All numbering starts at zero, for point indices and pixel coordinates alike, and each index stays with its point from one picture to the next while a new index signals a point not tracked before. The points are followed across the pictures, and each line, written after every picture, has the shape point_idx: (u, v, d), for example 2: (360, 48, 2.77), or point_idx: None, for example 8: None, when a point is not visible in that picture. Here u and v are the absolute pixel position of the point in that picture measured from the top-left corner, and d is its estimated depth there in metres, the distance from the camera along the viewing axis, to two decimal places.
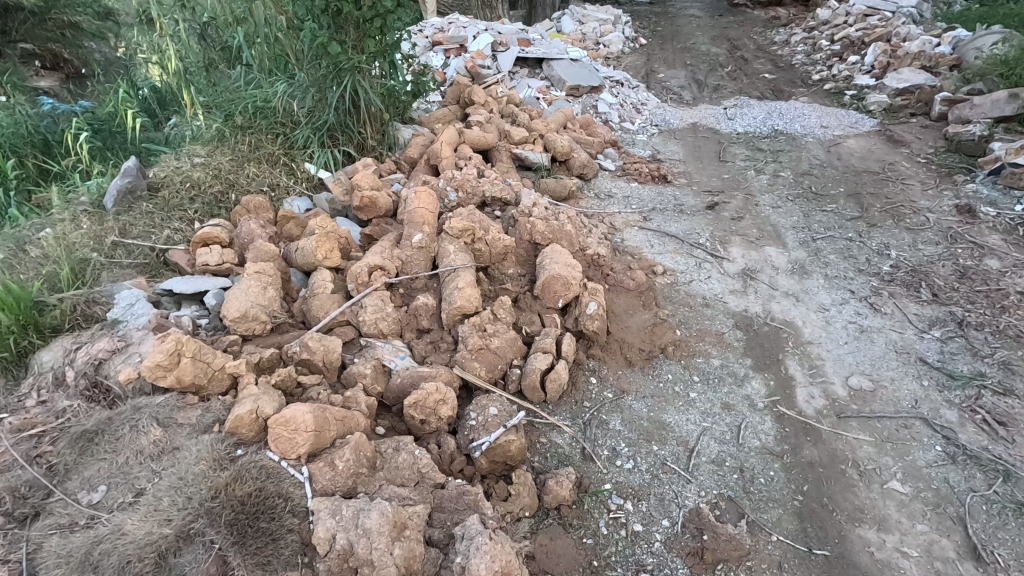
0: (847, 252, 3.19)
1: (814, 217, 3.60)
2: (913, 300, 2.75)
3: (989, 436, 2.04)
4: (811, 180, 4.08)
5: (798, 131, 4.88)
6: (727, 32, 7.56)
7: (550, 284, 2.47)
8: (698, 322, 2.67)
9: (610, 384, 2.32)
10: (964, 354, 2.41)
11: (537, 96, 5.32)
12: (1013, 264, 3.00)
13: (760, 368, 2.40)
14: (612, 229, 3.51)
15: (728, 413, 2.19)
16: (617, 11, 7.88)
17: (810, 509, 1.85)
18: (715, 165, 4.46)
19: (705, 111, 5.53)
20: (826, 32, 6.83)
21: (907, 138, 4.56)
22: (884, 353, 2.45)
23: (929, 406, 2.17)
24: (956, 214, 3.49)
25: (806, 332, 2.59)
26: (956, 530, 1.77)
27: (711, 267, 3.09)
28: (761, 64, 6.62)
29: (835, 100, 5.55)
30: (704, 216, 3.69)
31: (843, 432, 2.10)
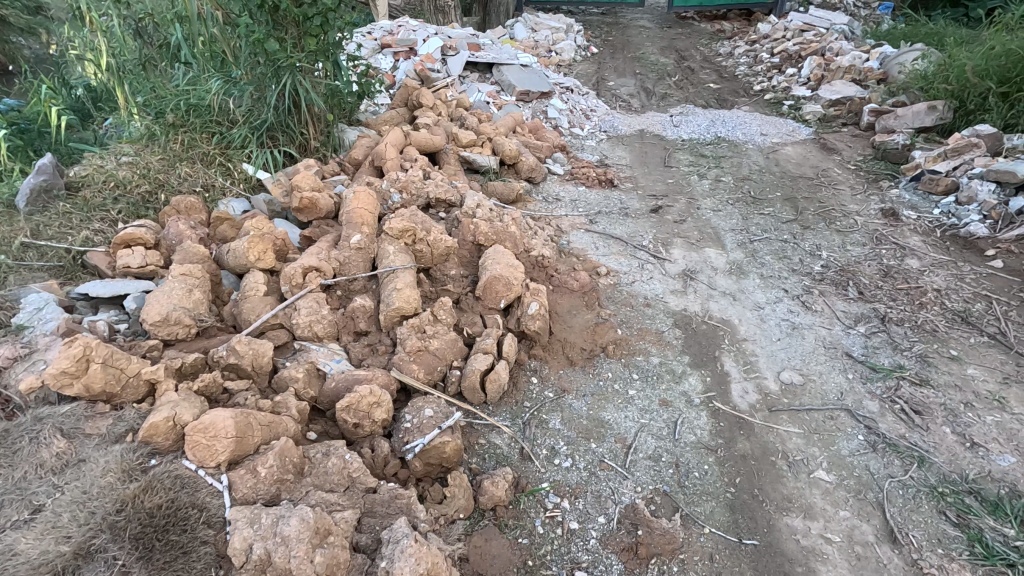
0: (782, 253, 3.31)
1: (752, 220, 3.73)
2: (841, 298, 2.88)
3: (907, 425, 2.14)
4: (750, 185, 4.23)
5: (739, 138, 5.07)
6: (675, 43, 7.78)
7: (491, 284, 2.46)
8: (638, 321, 2.72)
9: (551, 384, 2.32)
10: (885, 348, 2.53)
11: (487, 100, 5.34)
12: (932, 264, 3.17)
13: (696, 365, 2.46)
14: (558, 231, 3.55)
15: (666, 409, 2.23)
16: (569, 20, 8.01)
17: (741, 500, 1.90)
18: (660, 170, 4.57)
19: (652, 118, 5.68)
20: (767, 45, 7.12)
21: (839, 146, 4.78)
22: (813, 348, 2.54)
23: (852, 397, 2.27)
24: (881, 217, 3.68)
25: (741, 329, 2.67)
26: (875, 515, 1.84)
27: (653, 268, 3.16)
28: (706, 74, 6.84)
29: (774, 109, 5.80)
30: (648, 219, 3.77)
31: (774, 425, 2.16)
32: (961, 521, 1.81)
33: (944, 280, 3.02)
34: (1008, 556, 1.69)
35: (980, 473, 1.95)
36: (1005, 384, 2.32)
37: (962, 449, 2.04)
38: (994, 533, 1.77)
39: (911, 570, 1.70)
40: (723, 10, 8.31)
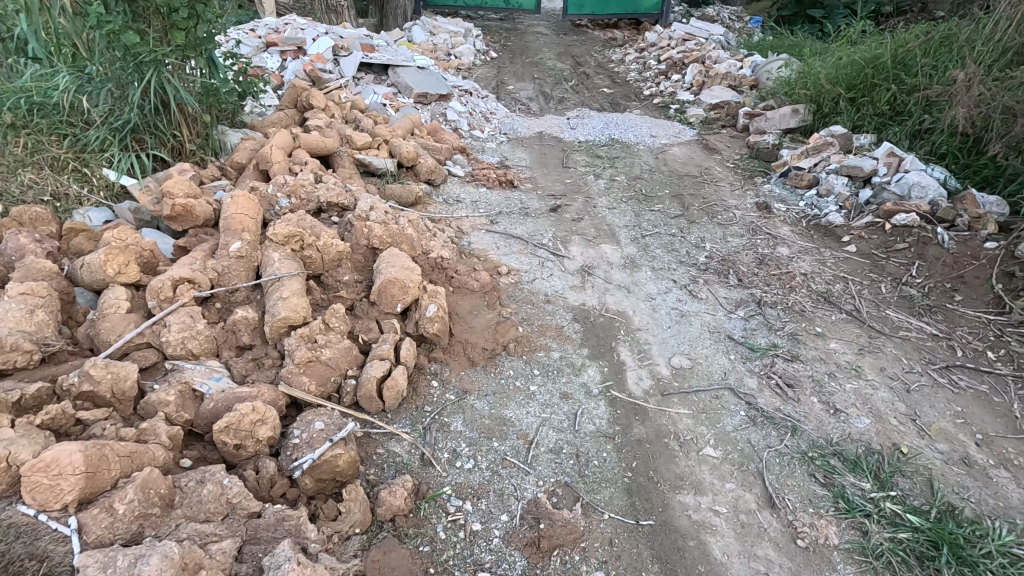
0: (672, 246, 3.51)
1: (644, 216, 3.92)
2: (723, 285, 3.09)
3: (781, 398, 2.33)
4: (642, 183, 4.45)
5: (632, 139, 5.33)
6: (571, 49, 8.03)
7: (387, 288, 2.39)
8: (539, 318, 2.76)
9: (453, 386, 2.29)
10: (762, 329, 2.74)
11: (384, 102, 5.21)
12: (800, 251, 3.49)
13: (595, 356, 2.54)
14: (459, 232, 3.53)
15: (566, 401, 2.27)
16: (468, 25, 8.03)
17: (638, 483, 1.97)
18: (559, 171, 4.68)
19: (551, 120, 5.82)
20: (654, 53, 7.55)
21: (719, 146, 5.16)
22: (700, 333, 2.71)
23: (735, 376, 2.44)
24: (756, 210, 4.00)
25: (635, 320, 2.80)
26: (756, 483, 1.98)
27: (553, 266, 3.22)
28: (600, 79, 7.12)
29: (662, 112, 6.15)
30: (548, 218, 3.85)
31: (667, 408, 2.27)
32: (828, 480, 1.98)
33: (809, 265, 3.33)
34: (866, 508, 1.87)
35: (842, 436, 2.15)
36: (860, 354, 2.59)
37: (828, 416, 2.24)
38: (854, 488, 1.95)
39: (787, 530, 1.84)
40: (614, 19, 8.68)
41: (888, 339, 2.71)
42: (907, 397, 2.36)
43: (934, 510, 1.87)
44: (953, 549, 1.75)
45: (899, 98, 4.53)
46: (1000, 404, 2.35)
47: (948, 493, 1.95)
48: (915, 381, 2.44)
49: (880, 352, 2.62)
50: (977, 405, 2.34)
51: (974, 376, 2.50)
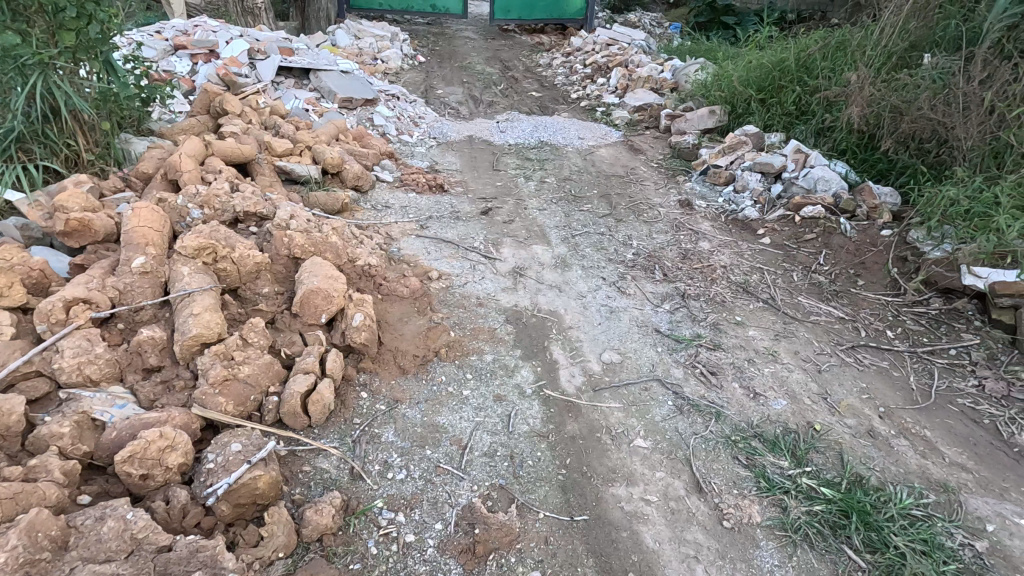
0: (600, 245, 3.58)
1: (573, 216, 3.99)
2: (649, 280, 3.19)
3: (706, 385, 2.42)
4: (571, 184, 4.53)
5: (560, 142, 5.41)
6: (499, 54, 8.07)
7: (309, 298, 2.30)
8: (471, 321, 2.75)
9: (383, 396, 2.24)
10: (687, 321, 2.85)
11: (306, 108, 5.04)
12: (720, 245, 3.65)
13: (527, 357, 2.55)
14: (388, 239, 3.47)
15: (500, 403, 2.27)
16: (394, 29, 7.92)
17: (572, 478, 1.99)
18: (489, 174, 4.69)
19: (480, 124, 5.83)
20: (579, 57, 7.71)
21: (644, 147, 5.34)
22: (629, 328, 2.78)
23: (662, 367, 2.52)
24: (679, 207, 4.16)
25: (567, 318, 2.83)
26: (684, 470, 2.04)
27: (484, 268, 3.22)
28: (529, 83, 7.20)
29: (589, 115, 6.29)
30: (479, 221, 3.84)
31: (598, 403, 2.31)
32: (750, 462, 2.07)
33: (729, 257, 3.50)
34: (785, 485, 1.97)
35: (761, 418, 2.27)
36: (777, 340, 2.74)
37: (748, 400, 2.35)
38: (774, 467, 2.05)
39: (714, 513, 1.90)
40: (540, 24, 8.80)
41: (800, 324, 2.88)
42: (819, 377, 2.51)
43: (844, 481, 2.00)
44: (862, 516, 1.86)
45: (804, 99, 4.86)
46: (899, 377, 2.54)
47: (856, 464, 2.08)
48: (825, 362, 2.60)
49: (794, 337, 2.78)
50: (879, 380, 2.52)
51: (876, 353, 2.69)
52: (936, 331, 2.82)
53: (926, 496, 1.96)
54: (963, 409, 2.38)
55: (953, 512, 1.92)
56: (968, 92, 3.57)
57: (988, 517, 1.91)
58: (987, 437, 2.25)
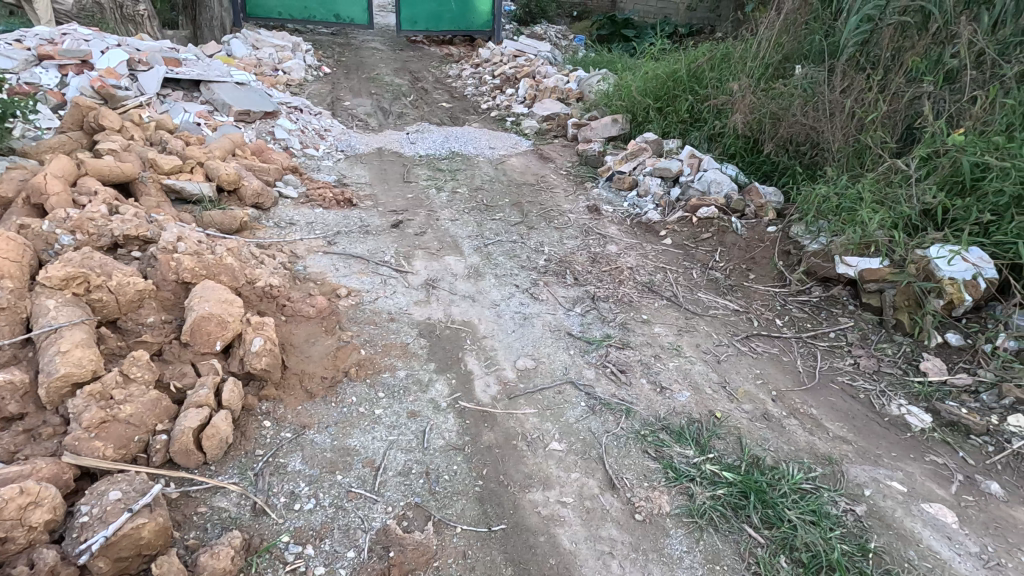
0: (513, 253, 3.62)
1: (486, 225, 4.01)
2: (561, 285, 3.27)
3: (616, 384, 2.51)
4: (483, 194, 4.55)
5: (471, 152, 5.43)
6: (407, 64, 7.96)
7: (200, 326, 2.15)
8: (383, 337, 2.69)
9: (288, 424, 2.14)
10: (597, 322, 2.94)
11: (197, 122, 4.73)
12: (626, 247, 3.81)
13: (442, 370, 2.53)
14: (292, 257, 3.32)
15: (414, 420, 2.24)
16: (295, 39, 7.64)
17: (489, 489, 1.99)
18: (400, 186, 4.62)
19: (390, 136, 5.73)
20: (488, 69, 7.78)
21: (553, 155, 5.47)
22: (542, 333, 2.82)
23: (575, 369, 2.58)
24: (588, 213, 4.30)
25: (481, 328, 2.84)
26: (598, 469, 2.10)
27: (395, 282, 3.16)
28: (439, 94, 7.16)
29: (499, 125, 6.37)
30: (390, 234, 3.76)
31: (514, 410, 2.33)
32: (658, 454, 2.16)
33: (635, 259, 3.65)
34: (691, 473, 2.08)
35: (668, 411, 2.37)
36: (680, 335, 2.89)
37: (656, 394, 2.46)
38: (680, 456, 2.15)
39: (627, 508, 1.97)
40: (448, 36, 8.75)
41: (701, 318, 3.06)
42: (718, 366, 2.67)
43: (743, 464, 2.13)
44: (759, 495, 1.99)
45: (696, 107, 5.19)
46: (788, 362, 2.75)
47: (753, 446, 2.23)
48: (723, 352, 2.78)
49: (695, 331, 2.94)
50: (771, 366, 2.72)
51: (767, 341, 2.90)
52: (818, 316, 3.08)
53: (813, 470, 2.13)
54: (842, 386, 2.61)
55: (837, 481, 2.09)
56: (832, 99, 3.98)
57: (865, 482, 2.10)
58: (862, 409, 2.48)
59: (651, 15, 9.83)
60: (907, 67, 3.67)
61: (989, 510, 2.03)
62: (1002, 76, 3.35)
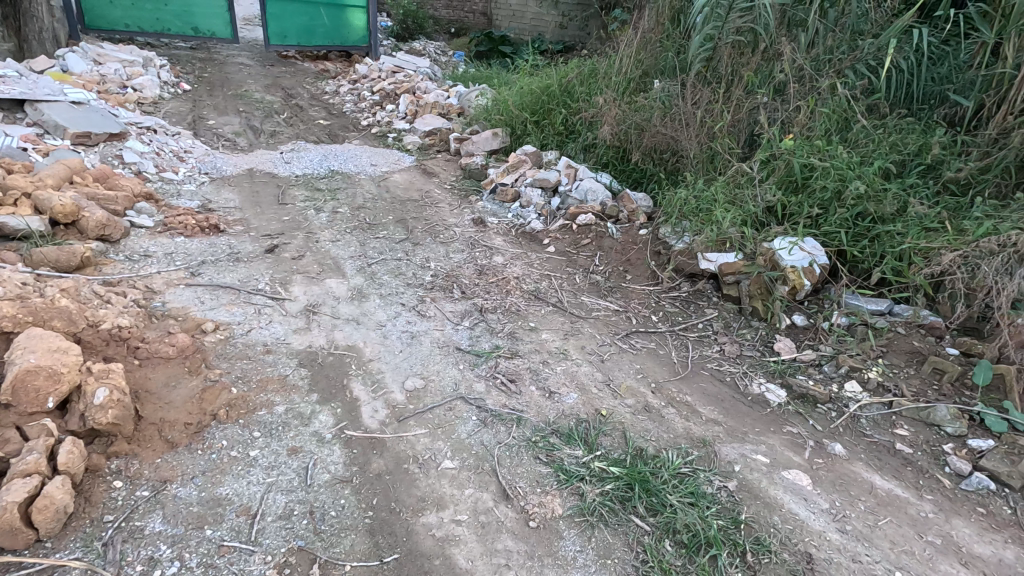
0: (398, 270, 3.55)
1: (369, 244, 3.89)
2: (448, 300, 3.24)
3: (507, 394, 2.53)
4: (365, 213, 4.41)
5: (351, 170, 5.26)
6: (278, 79, 7.54)
7: (24, 382, 1.87)
8: (258, 372, 2.50)
9: (144, 481, 1.93)
10: (486, 334, 2.95)
11: (22, 147, 4.15)
12: (512, 257, 3.88)
13: (325, 400, 2.39)
14: (148, 292, 3.00)
15: (295, 456, 2.11)
16: (147, 53, 6.97)
17: (379, 518, 1.92)
18: (274, 209, 4.35)
19: (261, 156, 5.40)
20: (366, 85, 7.60)
21: (436, 170, 5.44)
22: (430, 350, 2.78)
23: (465, 384, 2.56)
24: (473, 226, 4.32)
25: (366, 351, 2.74)
26: (492, 481, 2.10)
27: (271, 312, 2.96)
28: (315, 111, 6.86)
29: (381, 141, 6.25)
30: (263, 261, 3.52)
31: (404, 433, 2.27)
32: (549, 458, 2.21)
33: (521, 268, 3.73)
34: (581, 473, 2.14)
35: (558, 415, 2.43)
36: (566, 339, 2.98)
37: (545, 400, 2.51)
38: (571, 458, 2.21)
39: (521, 516, 1.98)
40: (322, 51, 8.39)
41: (585, 320, 3.18)
42: (602, 366, 2.79)
43: (628, 457, 2.23)
44: (643, 485, 2.10)
45: (569, 119, 5.43)
46: (664, 354, 2.95)
47: (636, 438, 2.34)
48: (606, 352, 2.91)
49: (580, 333, 3.05)
50: (649, 359, 2.89)
51: (645, 337, 3.09)
52: (687, 309, 3.34)
53: (690, 454, 2.29)
54: (711, 372, 2.84)
55: (711, 462, 2.26)
56: (687, 111, 4.35)
57: (735, 459, 2.29)
58: (729, 392, 2.71)
59: (526, 33, 10.19)
60: (745, 81, 4.14)
61: (835, 469, 2.29)
62: (818, 89, 3.87)
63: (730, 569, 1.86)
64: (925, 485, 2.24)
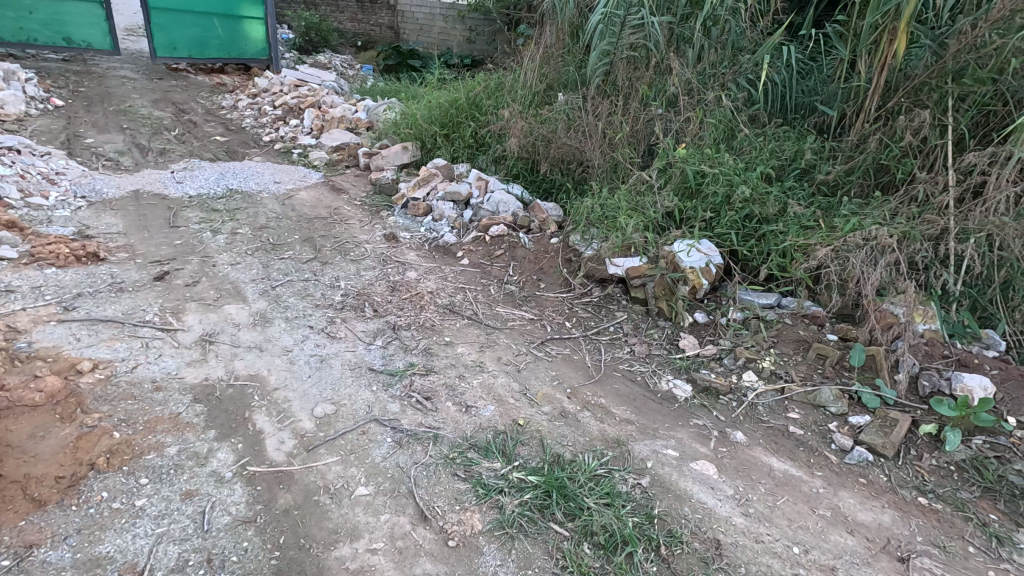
0: (305, 292, 3.39)
1: (273, 266, 3.69)
2: (360, 319, 3.14)
3: (423, 412, 2.48)
4: (268, 233, 4.19)
5: (253, 189, 4.98)
6: (168, 92, 7.02)
7: None
8: (145, 412, 2.30)
9: (4, 549, 1.74)
10: (400, 352, 2.88)
11: None
12: (426, 272, 3.82)
13: (224, 436, 2.24)
14: (11, 333, 2.68)
15: (190, 501, 1.96)
16: (8, 65, 6.26)
17: (287, 557, 1.82)
18: (164, 233, 4.03)
19: (148, 176, 4.99)
20: (267, 99, 7.25)
21: (345, 186, 5.27)
22: (342, 373, 2.67)
23: (378, 406, 2.48)
24: (385, 241, 4.22)
25: (272, 379, 2.58)
26: (408, 504, 2.04)
27: (161, 344, 2.73)
28: (211, 127, 6.45)
29: (285, 157, 5.97)
30: (152, 289, 3.24)
31: (313, 463, 2.17)
32: (467, 473, 2.18)
33: (435, 283, 3.68)
34: (499, 485, 2.13)
35: (475, 428, 2.41)
36: (482, 351, 2.98)
37: (461, 415, 2.48)
38: (489, 471, 2.20)
39: (440, 537, 1.94)
40: (218, 64, 7.92)
41: (500, 331, 3.19)
42: (519, 375, 2.81)
43: (545, 464, 2.25)
44: (560, 490, 2.12)
45: (479, 132, 5.47)
46: (578, 359, 3.02)
47: (553, 445, 2.37)
48: (522, 361, 2.93)
49: (496, 345, 3.05)
50: (565, 365, 2.95)
51: (560, 343, 3.14)
52: (599, 314, 3.44)
53: (605, 455, 2.35)
54: (623, 372, 2.94)
55: (625, 460, 2.33)
56: (589, 123, 4.52)
57: (647, 456, 2.37)
58: (640, 391, 2.81)
59: (434, 46, 10.18)
60: (640, 94, 4.36)
61: (738, 456, 2.44)
62: (705, 101, 4.15)
63: (646, 564, 1.91)
64: (815, 462, 2.44)
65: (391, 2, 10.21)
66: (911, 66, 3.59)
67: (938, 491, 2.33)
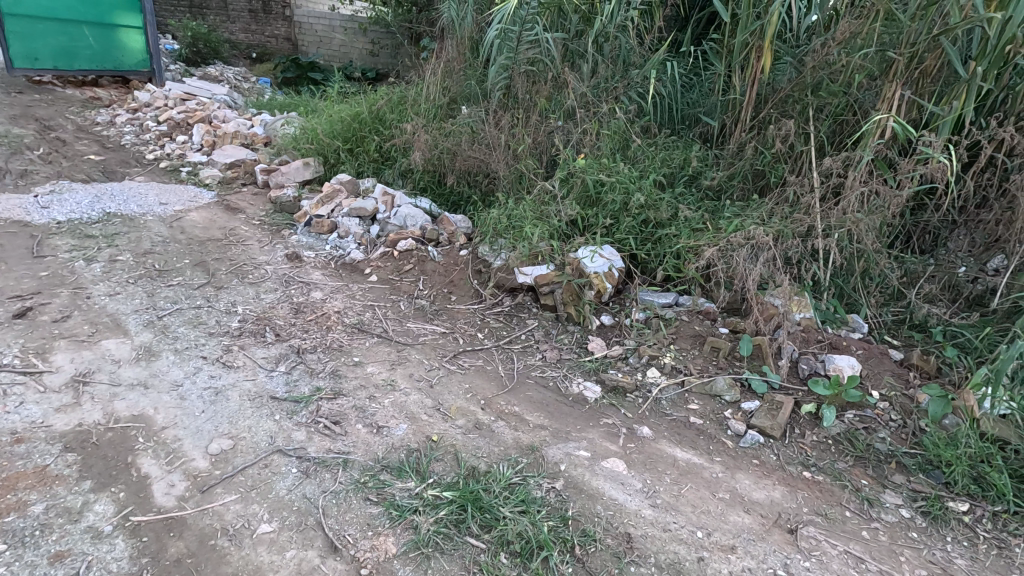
0: (197, 320, 3.15)
1: (159, 294, 3.41)
2: (260, 345, 2.96)
3: (330, 437, 2.38)
4: (153, 258, 3.86)
5: (134, 211, 4.57)
6: (29, 107, 6.30)
7: None
8: (4, 470, 2.05)
9: None
10: (304, 377, 2.74)
11: None
12: (331, 291, 3.68)
13: (102, 486, 2.03)
14: None
15: (60, 564, 1.76)
16: None
17: None
18: (26, 264, 3.60)
19: (6, 201, 4.45)
20: (149, 114, 6.71)
21: (242, 205, 4.97)
22: (239, 405, 2.50)
23: (281, 436, 2.35)
24: (287, 262, 4.02)
25: (159, 418, 2.37)
26: (316, 536, 1.95)
27: (23, 390, 2.43)
28: (83, 144, 5.86)
29: (171, 176, 5.54)
30: (12, 329, 2.89)
31: (208, 504, 2.01)
32: (379, 496, 2.12)
33: (342, 302, 3.55)
34: (413, 505, 2.08)
35: (387, 450, 2.35)
36: (393, 369, 2.91)
37: (372, 436, 2.41)
38: (402, 492, 2.15)
39: (351, 566, 1.87)
40: (89, 76, 7.22)
41: (411, 347, 3.14)
42: (432, 391, 2.77)
43: (460, 479, 2.22)
44: (475, 503, 2.11)
45: (383, 146, 5.37)
46: (491, 370, 3.03)
47: (468, 458, 2.36)
48: (434, 376, 2.89)
49: (407, 361, 3.00)
50: (478, 377, 2.95)
51: (473, 355, 3.14)
52: (510, 323, 3.47)
53: (520, 462, 2.37)
54: (535, 379, 2.99)
55: (539, 466, 2.36)
56: (492, 134, 4.58)
57: (560, 459, 2.42)
58: (552, 396, 2.87)
59: (334, 58, 9.88)
60: (540, 107, 4.50)
61: (645, 450, 2.55)
62: (600, 113, 4.35)
63: (562, 566, 1.95)
64: (714, 449, 2.61)
65: (287, 13, 9.85)
66: (777, 80, 3.97)
67: (819, 464, 2.57)
